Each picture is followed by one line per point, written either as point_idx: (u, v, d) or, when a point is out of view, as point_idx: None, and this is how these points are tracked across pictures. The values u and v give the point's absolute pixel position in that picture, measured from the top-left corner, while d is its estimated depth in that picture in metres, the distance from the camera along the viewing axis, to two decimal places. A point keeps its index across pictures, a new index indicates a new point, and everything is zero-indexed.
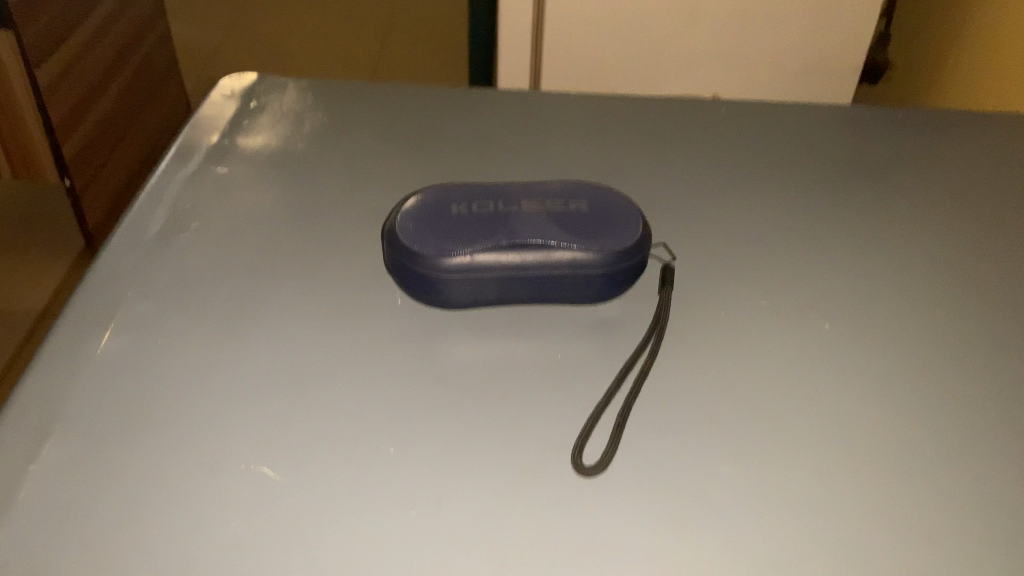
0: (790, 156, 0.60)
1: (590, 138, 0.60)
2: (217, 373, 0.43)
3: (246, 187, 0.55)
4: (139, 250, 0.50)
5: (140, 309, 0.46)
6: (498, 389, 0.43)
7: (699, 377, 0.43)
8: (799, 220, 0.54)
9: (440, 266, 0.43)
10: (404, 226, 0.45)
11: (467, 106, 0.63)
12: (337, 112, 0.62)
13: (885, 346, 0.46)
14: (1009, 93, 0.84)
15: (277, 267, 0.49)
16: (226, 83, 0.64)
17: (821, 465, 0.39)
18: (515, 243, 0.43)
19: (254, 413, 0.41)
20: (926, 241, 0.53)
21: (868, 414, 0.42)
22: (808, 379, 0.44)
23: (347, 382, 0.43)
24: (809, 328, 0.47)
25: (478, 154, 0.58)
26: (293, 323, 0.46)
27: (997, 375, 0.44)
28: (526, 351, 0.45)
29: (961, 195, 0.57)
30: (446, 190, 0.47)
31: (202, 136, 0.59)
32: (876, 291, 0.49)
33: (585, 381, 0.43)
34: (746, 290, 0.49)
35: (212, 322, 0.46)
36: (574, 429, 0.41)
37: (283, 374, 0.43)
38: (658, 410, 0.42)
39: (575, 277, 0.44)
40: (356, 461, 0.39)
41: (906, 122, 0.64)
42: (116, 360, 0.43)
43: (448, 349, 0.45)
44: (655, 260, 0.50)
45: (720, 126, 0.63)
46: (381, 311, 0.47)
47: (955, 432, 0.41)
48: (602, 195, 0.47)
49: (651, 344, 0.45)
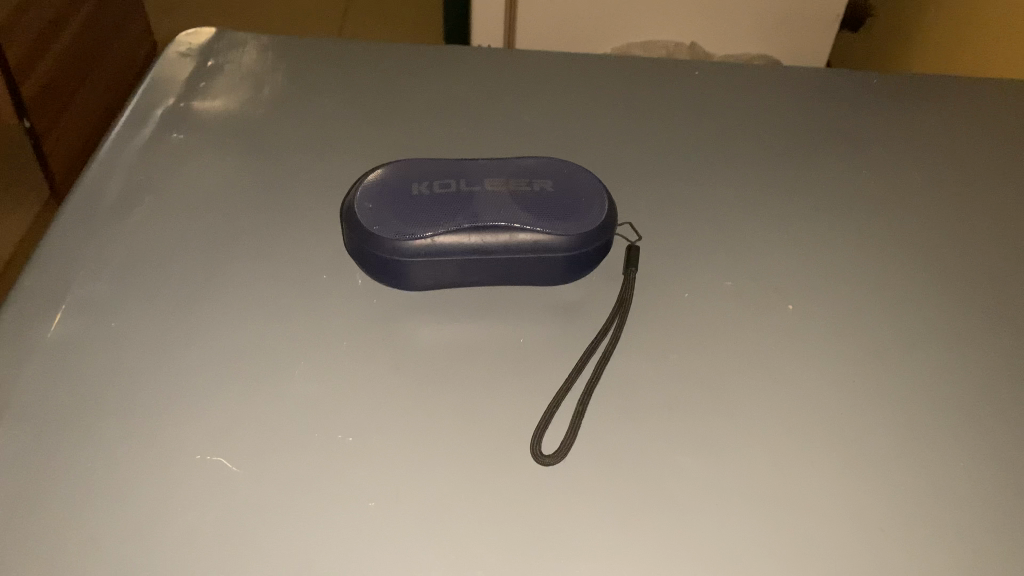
0: (762, 126, 0.59)
1: (559, 105, 0.59)
2: (175, 358, 0.42)
3: (204, 156, 0.53)
4: (93, 224, 0.48)
5: (94, 289, 0.45)
6: (460, 373, 0.42)
7: (662, 363, 0.43)
8: (767, 196, 0.54)
9: (400, 250, 0.42)
10: (364, 206, 0.43)
11: (433, 69, 0.61)
12: (299, 73, 0.60)
13: (847, 330, 0.46)
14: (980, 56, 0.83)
15: (236, 243, 0.48)
16: (182, 40, 0.61)
17: (778, 454, 0.40)
18: (477, 225, 0.42)
19: (212, 400, 0.40)
20: (891, 218, 0.53)
21: (827, 401, 0.42)
22: (770, 365, 0.44)
23: (307, 367, 0.42)
24: (773, 310, 0.47)
25: (444, 121, 0.57)
26: (253, 305, 0.45)
27: (957, 361, 0.45)
28: (490, 335, 0.44)
29: (930, 169, 0.57)
30: (408, 166, 0.45)
31: (157, 100, 0.56)
32: (841, 272, 0.49)
33: (548, 365, 0.43)
34: (711, 270, 0.48)
35: (168, 304, 0.45)
36: (535, 417, 0.41)
37: (242, 358, 0.42)
38: (621, 396, 0.42)
39: (538, 260, 0.43)
40: (314, 450, 0.39)
41: (880, 89, 0.63)
42: (69, 342, 0.42)
43: (409, 332, 0.44)
44: (620, 239, 0.50)
45: (692, 92, 0.62)
46: (341, 292, 0.46)
47: (913, 421, 0.42)
48: (568, 174, 0.46)
49: (614, 327, 0.44)
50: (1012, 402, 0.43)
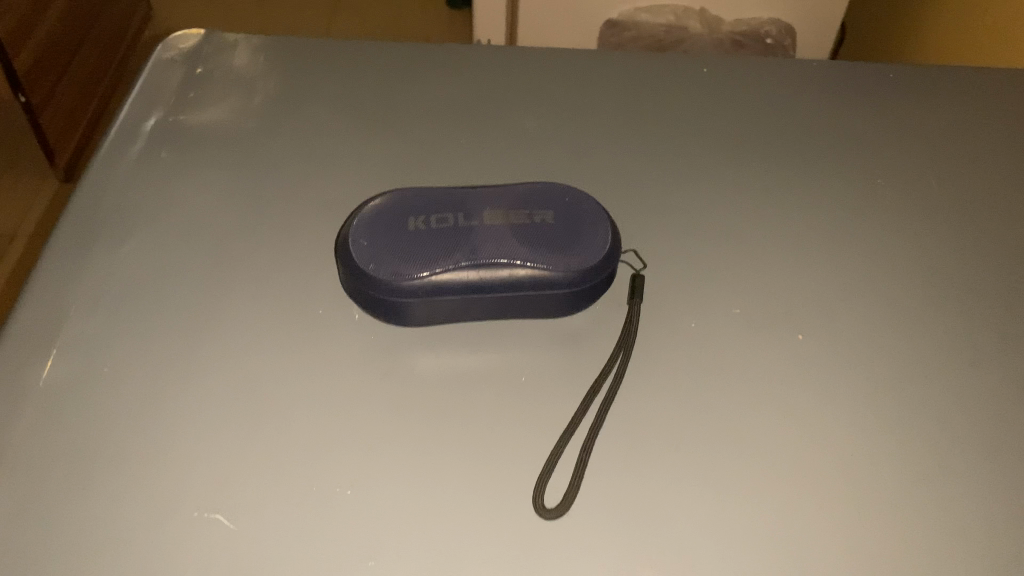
0: (774, 130, 0.57)
1: (562, 110, 0.57)
2: (168, 404, 0.41)
3: (194, 176, 0.51)
4: (82, 257, 0.47)
5: (84, 329, 0.43)
6: (460, 417, 0.41)
7: (668, 401, 0.42)
8: (779, 210, 0.52)
9: (397, 290, 0.41)
10: (358, 243, 0.42)
11: (430, 70, 0.59)
12: (291, 78, 0.58)
13: (859, 362, 0.44)
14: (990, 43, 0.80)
15: (228, 274, 0.46)
16: (169, 43, 0.59)
17: (788, 503, 0.39)
18: (476, 263, 0.41)
19: (207, 451, 0.39)
20: (906, 234, 0.51)
21: (838, 442, 0.41)
22: (780, 402, 0.42)
23: (302, 412, 0.41)
24: (784, 339, 0.45)
25: (442, 132, 0.54)
26: (247, 344, 0.43)
27: (973, 397, 0.43)
28: (491, 372, 0.43)
29: (947, 178, 0.55)
30: (404, 197, 0.44)
31: (145, 113, 0.54)
32: (855, 295, 0.47)
33: (550, 406, 0.42)
34: (720, 295, 0.47)
35: (160, 344, 0.43)
36: (538, 465, 0.39)
37: (237, 404, 0.41)
38: (627, 440, 0.40)
39: (540, 296, 0.42)
40: (310, 505, 0.38)
41: (897, 85, 0.60)
42: (58, 387, 0.41)
43: (407, 372, 0.43)
44: (624, 267, 0.47)
45: (700, 92, 0.59)
46: (336, 327, 0.44)
47: (926, 465, 0.40)
48: (570, 202, 0.44)
49: (619, 362, 0.43)
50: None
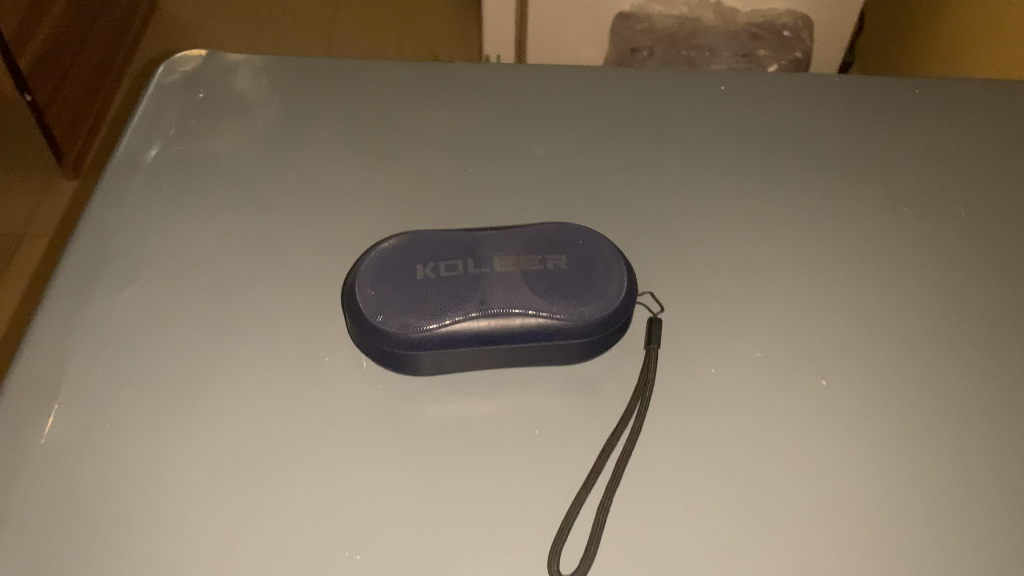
0: (793, 154, 0.55)
1: (574, 136, 0.55)
2: (173, 462, 0.40)
3: (196, 213, 0.50)
4: (84, 301, 0.45)
5: (87, 380, 0.42)
6: (472, 473, 0.40)
7: (687, 455, 0.41)
8: (799, 242, 0.50)
9: (406, 342, 0.39)
10: (365, 292, 0.41)
11: (438, 94, 0.57)
12: (295, 103, 0.56)
13: (886, 409, 0.43)
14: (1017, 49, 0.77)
15: (233, 319, 0.45)
16: (170, 66, 0.57)
17: (814, 565, 0.37)
18: (487, 313, 0.40)
19: (212, 514, 0.38)
20: (932, 266, 0.49)
21: (865, 498, 0.39)
22: (803, 454, 0.41)
23: (309, 470, 0.40)
24: (806, 385, 0.43)
25: (450, 161, 0.53)
26: (252, 395, 0.42)
27: (1007, 447, 0.42)
28: (504, 423, 0.42)
29: (973, 204, 0.53)
30: (411, 243, 0.43)
31: (146, 143, 0.53)
32: (880, 334, 0.46)
33: (564, 460, 0.40)
34: (740, 337, 0.45)
35: (165, 396, 0.42)
36: (553, 525, 0.38)
37: (243, 460, 0.40)
38: (644, 498, 0.39)
39: (553, 346, 0.41)
40: (320, 571, 0.37)
41: (920, 104, 0.58)
42: (58, 444, 0.40)
43: (417, 424, 0.41)
44: (641, 309, 0.46)
45: (717, 114, 0.57)
46: (344, 375, 0.43)
47: (957, 521, 0.39)
48: (583, 246, 0.43)
49: (636, 412, 0.42)
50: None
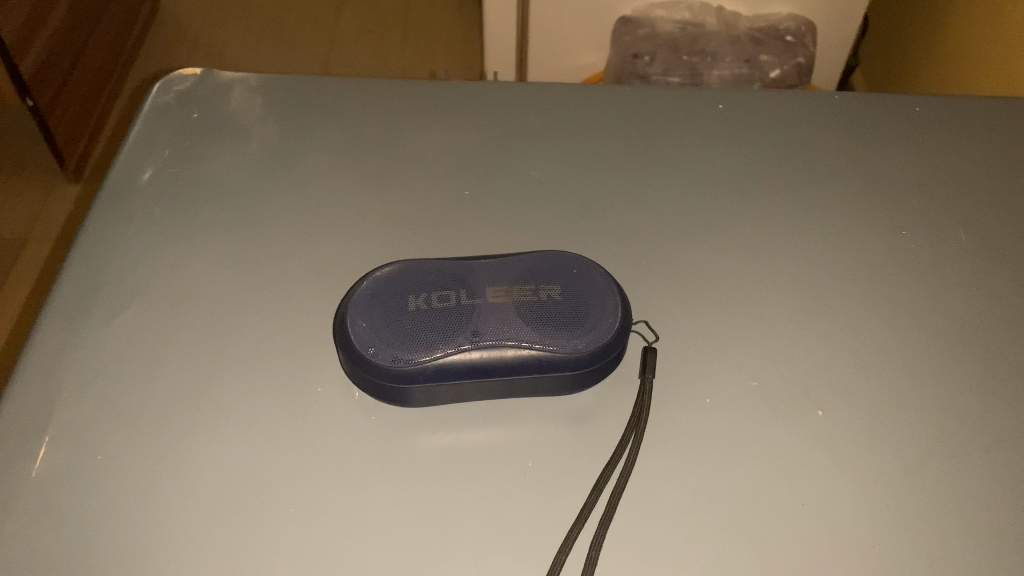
0: (792, 176, 0.54)
1: (570, 158, 0.55)
2: (164, 496, 0.40)
3: (190, 237, 0.50)
4: (76, 329, 0.45)
5: (79, 411, 0.42)
6: (465, 507, 0.39)
7: (682, 488, 0.40)
8: (797, 267, 0.49)
9: (398, 375, 0.39)
10: (356, 323, 0.40)
11: (434, 114, 0.57)
12: (289, 124, 0.56)
13: (885, 440, 0.42)
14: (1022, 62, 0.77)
15: (225, 347, 0.45)
16: (165, 85, 0.57)
17: None
18: (479, 345, 0.39)
19: (203, 548, 0.38)
20: (932, 291, 0.49)
21: (861, 532, 0.39)
22: (801, 487, 0.40)
23: (301, 503, 0.39)
24: (803, 415, 0.43)
25: (445, 184, 0.52)
26: (244, 426, 0.42)
27: (1008, 479, 0.41)
28: (497, 455, 0.41)
29: (975, 226, 0.52)
30: (404, 272, 0.42)
31: (140, 165, 0.53)
32: (878, 362, 0.45)
33: (559, 493, 0.40)
34: (736, 366, 0.45)
35: (156, 428, 0.42)
36: (545, 561, 0.38)
37: (233, 495, 0.40)
38: (638, 532, 0.39)
39: (547, 378, 0.40)
40: None
41: (920, 124, 0.58)
42: (49, 477, 0.40)
43: (409, 456, 0.41)
44: (636, 337, 0.46)
45: (716, 134, 0.57)
46: (336, 406, 0.43)
47: (956, 557, 0.38)
48: (578, 276, 0.43)
49: (630, 444, 0.41)
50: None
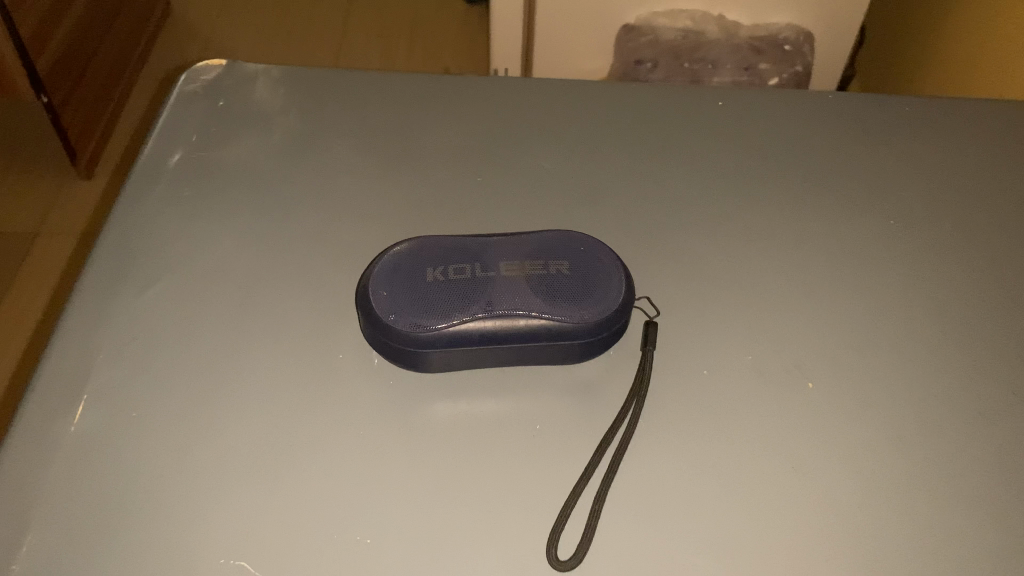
0: (786, 168, 0.57)
1: (577, 148, 0.58)
2: (194, 451, 0.42)
3: (218, 216, 0.52)
4: (111, 299, 0.48)
5: (113, 374, 0.45)
6: (477, 465, 0.42)
7: (679, 452, 0.43)
8: (790, 252, 0.52)
9: (416, 341, 0.42)
10: (378, 293, 0.43)
11: (449, 105, 0.60)
12: (311, 112, 0.59)
13: (870, 410, 0.45)
14: (1016, 71, 0.80)
15: (251, 317, 0.48)
16: (191, 76, 0.60)
17: (797, 555, 0.40)
18: (493, 313, 0.42)
19: (232, 499, 0.41)
20: (917, 275, 0.52)
21: (847, 494, 0.42)
22: (790, 453, 0.43)
23: (323, 460, 0.42)
24: (794, 387, 0.46)
25: (460, 170, 0.55)
26: (269, 389, 0.45)
27: (984, 448, 0.44)
28: (506, 419, 0.44)
29: (959, 218, 0.55)
30: (422, 248, 0.45)
31: (168, 149, 0.56)
32: (865, 340, 0.48)
33: (565, 454, 0.43)
34: (732, 342, 0.47)
35: (187, 390, 0.45)
36: (552, 515, 0.40)
37: (259, 452, 0.42)
38: (639, 490, 0.42)
39: (555, 346, 0.43)
40: (333, 554, 0.39)
41: (910, 122, 0.61)
42: (87, 433, 0.43)
43: (425, 418, 0.44)
44: (637, 313, 0.48)
45: (715, 128, 0.60)
46: (357, 372, 0.46)
47: (934, 517, 0.41)
48: (584, 253, 0.46)
49: (632, 410, 0.44)
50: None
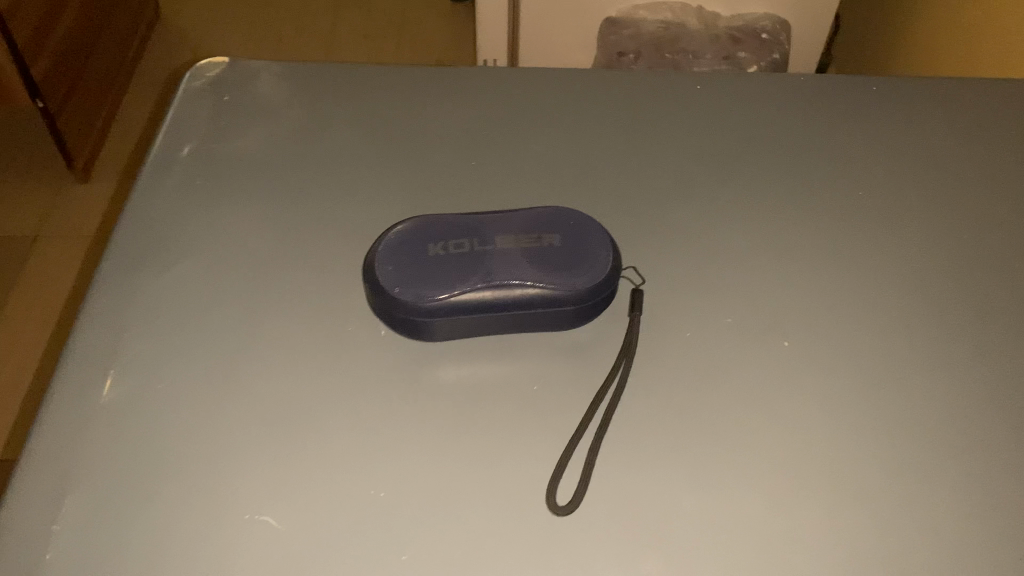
0: (763, 146, 0.61)
1: (565, 132, 0.61)
2: (216, 418, 0.45)
3: (228, 203, 0.56)
4: (131, 282, 0.51)
5: (138, 351, 0.48)
6: (480, 424, 0.45)
7: (666, 407, 0.46)
8: (767, 223, 0.56)
9: (421, 310, 0.45)
10: (383, 268, 0.47)
11: (442, 94, 0.63)
12: (312, 104, 0.62)
13: (842, 365, 0.49)
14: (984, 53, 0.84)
15: (263, 295, 0.51)
16: (197, 72, 0.63)
17: (777, 496, 0.43)
18: (491, 284, 0.46)
19: (254, 459, 0.44)
20: (886, 242, 0.55)
21: (821, 440, 0.45)
22: (769, 405, 0.47)
23: (336, 423, 0.45)
24: (771, 346, 0.49)
25: (454, 154, 0.59)
26: (284, 360, 0.48)
27: (948, 396, 0.48)
28: (506, 380, 0.47)
29: (925, 189, 0.59)
30: (423, 225, 0.49)
31: (178, 141, 0.59)
32: (837, 302, 0.52)
33: (561, 411, 0.46)
34: (713, 306, 0.51)
35: (206, 363, 0.48)
36: (550, 466, 0.44)
37: (277, 416, 0.45)
38: (630, 442, 0.45)
39: (550, 312, 0.46)
40: (351, 506, 0.42)
41: (879, 99, 0.65)
42: (116, 406, 0.46)
43: (430, 383, 0.47)
44: (624, 282, 0.52)
45: (694, 110, 0.63)
46: (364, 342, 0.49)
47: (902, 459, 0.45)
48: (575, 227, 0.49)
49: (621, 370, 0.47)
50: (1001, 441, 0.46)
